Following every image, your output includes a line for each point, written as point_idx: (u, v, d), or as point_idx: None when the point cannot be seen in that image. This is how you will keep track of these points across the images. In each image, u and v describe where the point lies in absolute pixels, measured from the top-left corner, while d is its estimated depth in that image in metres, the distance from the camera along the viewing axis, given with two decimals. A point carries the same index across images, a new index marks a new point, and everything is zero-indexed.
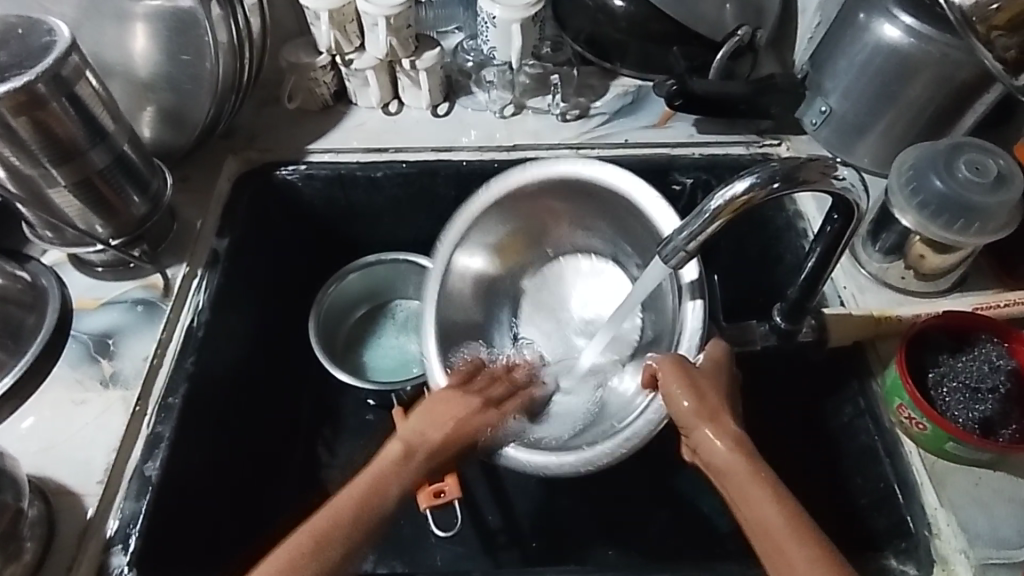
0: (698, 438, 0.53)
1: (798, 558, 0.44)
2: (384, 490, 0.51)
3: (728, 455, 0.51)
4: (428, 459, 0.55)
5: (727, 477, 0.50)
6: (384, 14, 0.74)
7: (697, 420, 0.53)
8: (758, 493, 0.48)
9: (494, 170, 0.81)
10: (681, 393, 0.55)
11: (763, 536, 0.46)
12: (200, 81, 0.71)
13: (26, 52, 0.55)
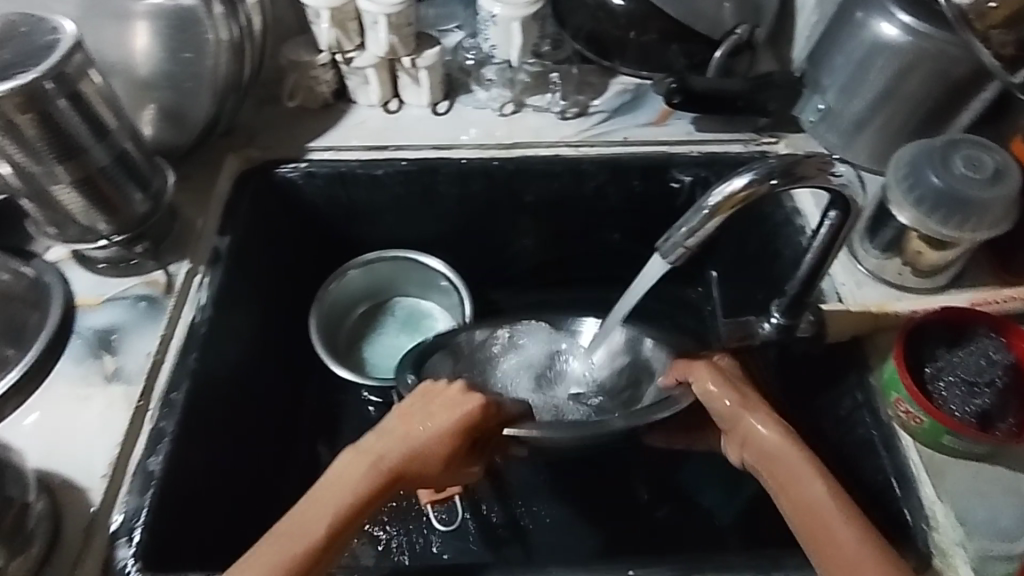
0: (743, 429, 0.55)
1: (845, 534, 0.47)
2: (326, 521, 0.48)
3: (782, 444, 0.53)
4: (379, 478, 0.51)
5: (775, 464, 0.52)
6: (384, 13, 0.75)
7: (743, 412, 0.55)
8: (803, 477, 0.51)
9: (494, 168, 0.82)
10: (718, 387, 0.57)
11: (809, 517, 0.49)
12: (202, 79, 0.71)
13: (31, 50, 0.55)
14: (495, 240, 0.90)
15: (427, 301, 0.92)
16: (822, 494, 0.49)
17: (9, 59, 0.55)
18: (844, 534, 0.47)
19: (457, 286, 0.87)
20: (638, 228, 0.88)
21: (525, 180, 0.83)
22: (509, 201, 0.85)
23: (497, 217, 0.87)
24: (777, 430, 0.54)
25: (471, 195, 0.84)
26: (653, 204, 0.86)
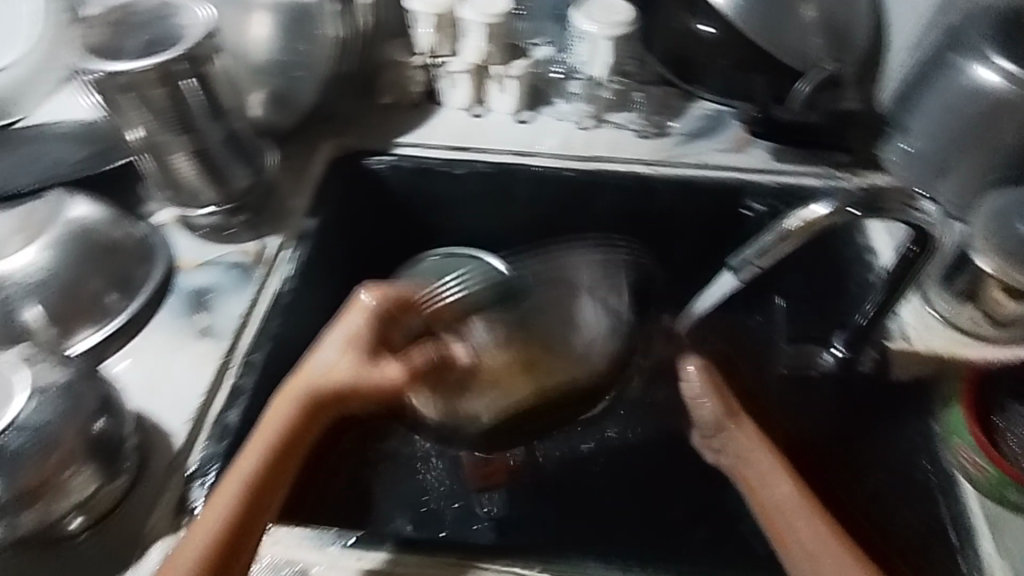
0: (732, 446, 0.58)
1: (815, 538, 0.49)
2: (276, 466, 0.49)
3: (767, 457, 0.56)
4: (303, 408, 0.50)
5: (752, 475, 0.55)
6: (483, 21, 0.79)
7: (723, 420, 0.59)
8: (778, 485, 0.54)
9: (567, 179, 0.85)
10: (706, 402, 0.60)
11: (780, 521, 0.51)
12: (309, 69, 0.76)
13: (168, 32, 0.62)
14: None
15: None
16: (794, 497, 0.52)
17: (151, 38, 0.62)
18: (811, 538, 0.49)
19: None
20: (707, 252, 0.88)
21: (598, 193, 0.85)
22: (579, 211, 0.87)
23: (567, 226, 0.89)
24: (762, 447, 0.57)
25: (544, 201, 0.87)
26: (723, 230, 0.85)
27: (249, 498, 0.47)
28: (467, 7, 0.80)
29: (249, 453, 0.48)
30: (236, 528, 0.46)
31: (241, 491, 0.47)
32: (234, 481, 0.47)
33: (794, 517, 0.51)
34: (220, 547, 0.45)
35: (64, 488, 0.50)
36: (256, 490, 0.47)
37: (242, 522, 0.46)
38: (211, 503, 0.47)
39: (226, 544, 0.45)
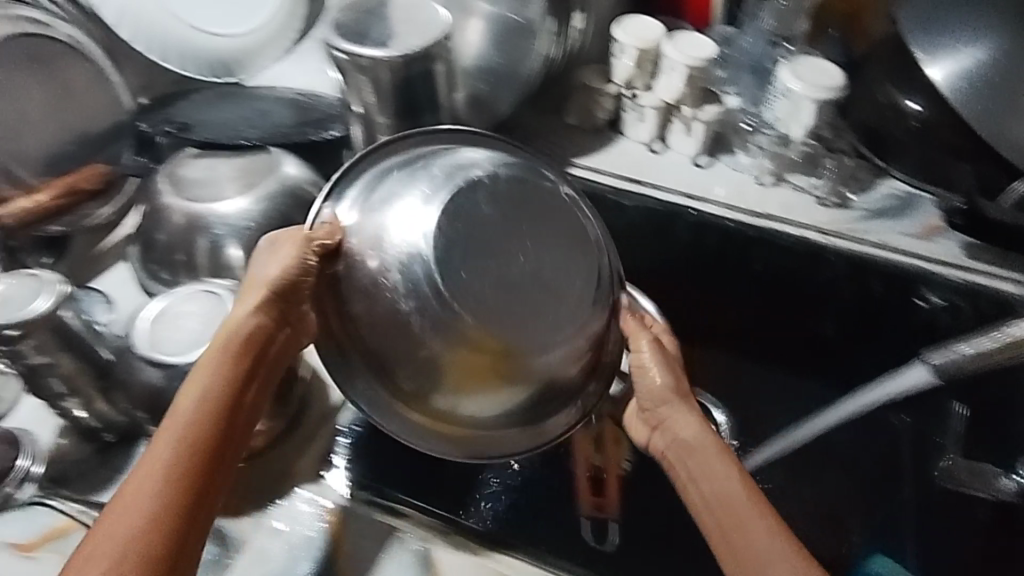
0: (671, 416, 0.62)
1: (756, 525, 0.52)
2: (225, 387, 0.51)
3: (697, 430, 0.60)
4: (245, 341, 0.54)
5: (691, 452, 0.59)
6: (685, 63, 0.80)
7: (672, 405, 0.62)
8: (717, 467, 0.57)
9: (731, 231, 0.83)
10: (654, 371, 0.64)
11: (716, 506, 0.54)
12: (512, 80, 0.80)
13: (408, 23, 0.69)
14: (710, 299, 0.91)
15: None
16: (736, 494, 0.54)
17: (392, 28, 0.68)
18: (755, 529, 0.52)
19: None
20: (867, 335, 0.84)
21: (761, 251, 0.84)
22: (736, 267, 0.86)
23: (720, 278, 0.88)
24: (696, 423, 0.61)
25: (701, 247, 0.86)
26: (888, 317, 0.81)
27: (217, 413, 0.50)
28: (673, 45, 0.81)
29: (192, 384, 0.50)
30: (201, 449, 0.48)
31: (207, 405, 0.50)
32: (200, 402, 0.50)
33: (737, 518, 0.52)
34: (185, 462, 0.47)
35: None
36: (219, 409, 0.50)
37: (208, 438, 0.49)
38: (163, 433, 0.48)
39: (194, 461, 0.47)
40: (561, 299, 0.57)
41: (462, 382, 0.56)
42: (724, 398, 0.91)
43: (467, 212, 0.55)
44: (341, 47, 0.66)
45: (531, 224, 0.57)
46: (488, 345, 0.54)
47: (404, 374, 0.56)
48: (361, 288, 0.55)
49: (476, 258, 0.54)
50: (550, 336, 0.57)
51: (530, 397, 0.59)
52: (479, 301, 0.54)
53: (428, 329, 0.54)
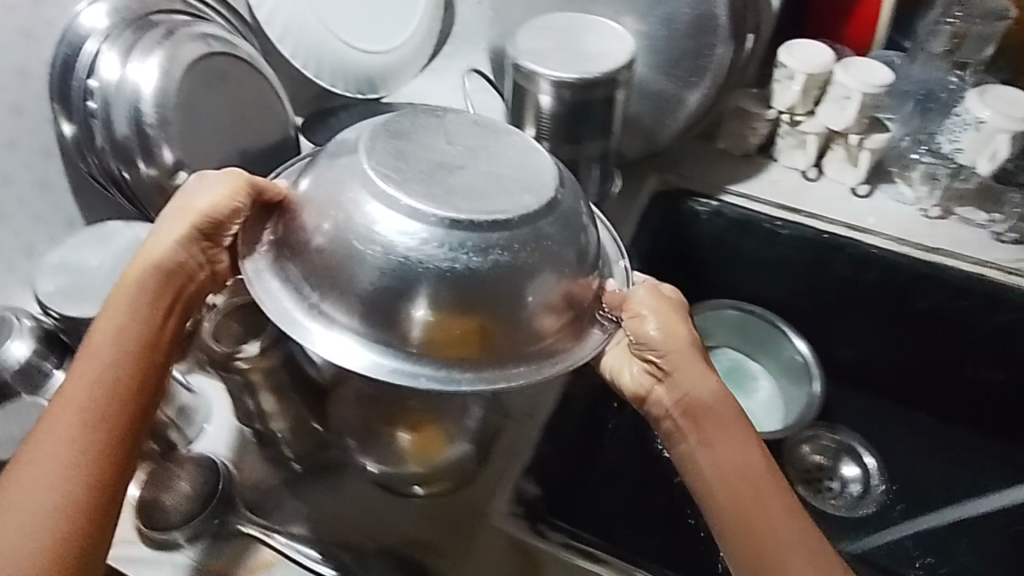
0: (680, 370, 0.52)
1: (771, 502, 0.49)
2: (145, 328, 0.49)
3: (714, 391, 0.51)
4: (166, 284, 0.51)
5: (704, 414, 0.51)
6: (861, 91, 0.77)
7: (690, 361, 0.52)
8: (733, 434, 0.50)
9: (899, 266, 0.79)
10: (653, 320, 0.52)
11: (728, 478, 0.49)
12: (676, 105, 0.77)
13: (593, 43, 0.66)
14: (857, 338, 0.86)
15: (754, 362, 0.92)
16: (764, 469, 0.50)
17: (572, 50, 0.65)
18: (771, 503, 0.49)
19: (812, 369, 0.84)
20: None
21: (928, 289, 0.79)
22: (898, 304, 0.82)
23: (877, 315, 0.83)
24: (706, 378, 0.52)
25: (860, 282, 0.82)
26: None
27: (125, 354, 0.48)
28: (846, 70, 0.78)
29: (105, 328, 0.49)
30: (114, 392, 0.47)
31: (118, 347, 0.48)
32: (99, 342, 0.48)
33: (762, 496, 0.49)
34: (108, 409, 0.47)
35: (443, 451, 0.56)
36: (122, 348, 0.48)
37: (129, 386, 0.48)
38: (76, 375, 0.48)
39: (89, 403, 0.46)
40: (519, 228, 0.48)
41: (417, 322, 0.47)
42: (863, 434, 0.89)
43: (404, 154, 0.50)
44: (527, 68, 0.65)
45: (473, 173, 0.50)
46: (462, 293, 0.47)
47: (362, 320, 0.47)
48: (310, 230, 0.50)
49: (430, 192, 0.48)
50: (501, 263, 0.47)
51: (497, 341, 0.48)
52: (449, 237, 0.47)
53: (368, 261, 0.47)
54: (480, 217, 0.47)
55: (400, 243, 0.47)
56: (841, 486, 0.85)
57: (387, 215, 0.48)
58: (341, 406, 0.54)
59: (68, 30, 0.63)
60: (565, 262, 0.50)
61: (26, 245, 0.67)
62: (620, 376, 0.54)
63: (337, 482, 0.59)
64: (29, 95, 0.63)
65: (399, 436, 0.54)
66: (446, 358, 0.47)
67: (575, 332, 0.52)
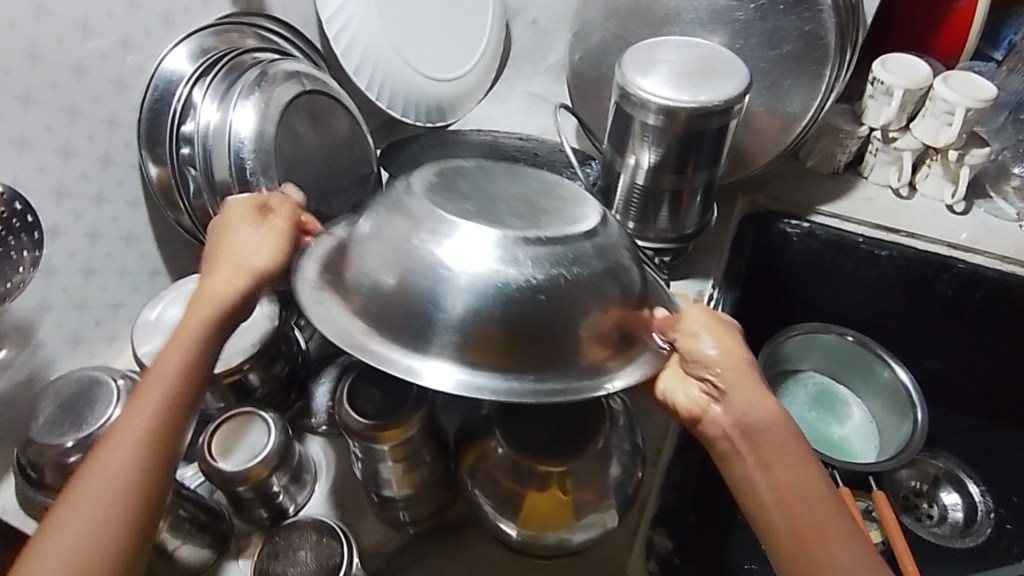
0: (736, 388, 0.43)
1: (839, 544, 0.38)
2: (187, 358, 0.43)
3: (773, 411, 0.43)
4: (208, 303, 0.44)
5: (763, 435, 0.42)
6: (966, 105, 0.73)
7: (740, 377, 0.44)
8: (794, 459, 0.41)
9: (1009, 286, 0.77)
10: (708, 337, 0.46)
11: (787, 506, 0.39)
12: (775, 126, 0.75)
13: (708, 69, 0.63)
14: (959, 357, 0.84)
15: (841, 386, 0.88)
16: (823, 497, 0.40)
17: (683, 74, 0.62)
18: (837, 541, 0.38)
19: (912, 396, 0.80)
20: None
21: None
22: (1005, 324, 0.79)
23: (980, 334, 0.81)
24: (765, 398, 0.43)
25: (967, 303, 0.79)
26: None
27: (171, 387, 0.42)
28: (946, 85, 0.74)
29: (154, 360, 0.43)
30: (162, 422, 0.41)
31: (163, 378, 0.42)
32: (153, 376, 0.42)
33: (820, 526, 0.38)
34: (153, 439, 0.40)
35: (567, 521, 0.50)
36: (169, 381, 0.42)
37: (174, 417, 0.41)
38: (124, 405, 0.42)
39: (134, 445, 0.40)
40: (565, 240, 0.44)
41: (456, 334, 0.42)
42: (966, 460, 0.86)
43: (451, 189, 0.47)
44: (639, 95, 0.61)
45: (522, 206, 0.47)
46: (518, 299, 0.42)
47: (400, 338, 0.42)
48: (366, 266, 0.44)
49: (479, 215, 0.45)
50: (554, 276, 0.43)
51: (550, 355, 0.43)
52: (505, 250, 0.43)
53: (411, 275, 0.43)
54: (530, 234, 0.43)
55: (446, 253, 0.43)
56: (941, 513, 0.82)
57: (437, 231, 0.44)
58: (486, 467, 0.51)
59: (154, 74, 0.61)
60: (616, 283, 0.46)
61: (113, 299, 0.63)
62: (674, 397, 0.47)
63: (465, 542, 0.56)
64: (119, 144, 0.60)
65: (526, 492, 0.50)
66: (497, 373, 0.42)
67: (626, 353, 0.46)
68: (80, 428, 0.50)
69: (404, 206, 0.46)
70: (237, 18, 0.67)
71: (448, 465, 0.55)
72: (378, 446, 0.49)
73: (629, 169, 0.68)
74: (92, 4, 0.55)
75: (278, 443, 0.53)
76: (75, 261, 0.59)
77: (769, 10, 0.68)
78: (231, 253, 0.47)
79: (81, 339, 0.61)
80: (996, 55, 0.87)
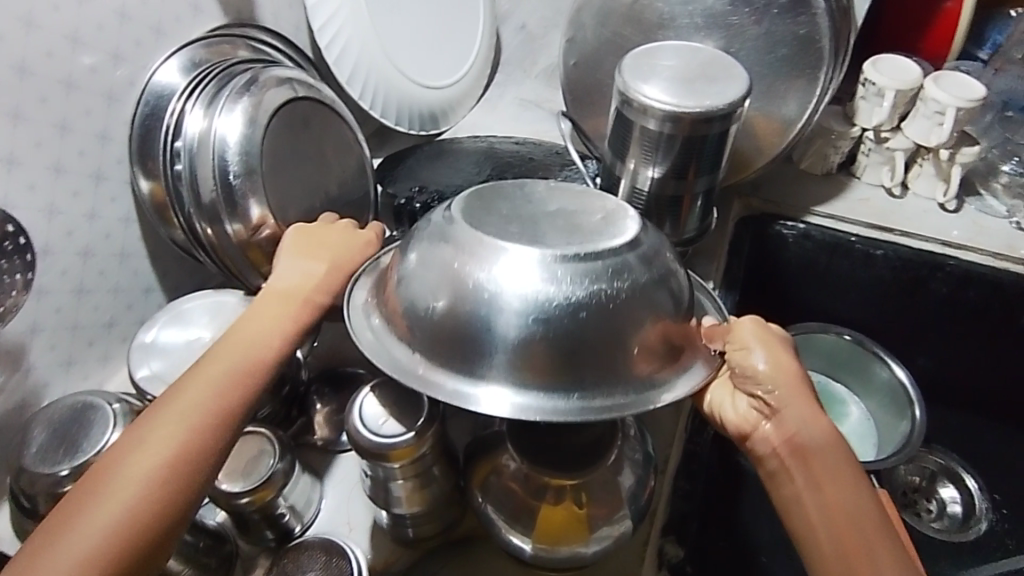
0: (790, 405, 0.46)
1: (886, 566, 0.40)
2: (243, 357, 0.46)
3: (825, 433, 0.46)
4: (274, 317, 0.48)
5: (816, 454, 0.44)
6: (956, 105, 0.74)
7: (792, 396, 0.46)
8: (845, 482, 0.43)
9: (1001, 283, 0.78)
10: (760, 352, 0.48)
11: (837, 526, 0.42)
12: (770, 129, 0.75)
13: (707, 75, 0.63)
14: (954, 354, 0.85)
15: (838, 384, 0.89)
16: (872, 518, 0.42)
17: (682, 80, 0.62)
18: (882, 559, 0.41)
19: (910, 394, 0.80)
20: None
21: None
22: (998, 321, 0.80)
23: (973, 331, 0.82)
24: (817, 420, 0.46)
25: (961, 300, 0.80)
26: None
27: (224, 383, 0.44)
28: (937, 85, 0.75)
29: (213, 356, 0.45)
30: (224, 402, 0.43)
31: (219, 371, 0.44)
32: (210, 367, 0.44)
33: (867, 546, 0.41)
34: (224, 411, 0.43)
35: (581, 535, 0.49)
36: (225, 376, 0.44)
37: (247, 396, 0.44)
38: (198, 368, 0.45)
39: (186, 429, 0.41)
40: (608, 253, 0.44)
41: (516, 359, 0.42)
42: (962, 455, 0.87)
43: (491, 211, 0.47)
44: (640, 101, 0.61)
45: (561, 224, 0.47)
46: (569, 324, 0.43)
47: (461, 367, 0.43)
48: (421, 295, 0.45)
49: (520, 235, 0.45)
50: (601, 293, 0.43)
51: (602, 370, 0.43)
52: (548, 271, 0.43)
53: (463, 302, 0.43)
54: (574, 250, 0.43)
55: (495, 275, 0.43)
56: (940, 507, 0.84)
57: (482, 254, 0.44)
58: (500, 481, 0.50)
59: (145, 87, 0.59)
60: (659, 296, 0.45)
61: (106, 318, 0.62)
62: (723, 412, 0.49)
63: (477, 557, 0.56)
64: (110, 160, 0.58)
65: (541, 506, 0.49)
66: (550, 393, 0.42)
67: (674, 367, 0.46)
68: (74, 456, 0.48)
69: (454, 230, 0.46)
70: (228, 30, 0.66)
71: (458, 481, 0.54)
72: (388, 464, 0.48)
73: (630, 174, 0.68)
74: (80, 17, 0.53)
75: (284, 462, 0.52)
76: (66, 281, 0.57)
77: (764, 13, 0.68)
78: (309, 273, 0.52)
79: (74, 360, 0.59)
80: (981, 55, 0.89)
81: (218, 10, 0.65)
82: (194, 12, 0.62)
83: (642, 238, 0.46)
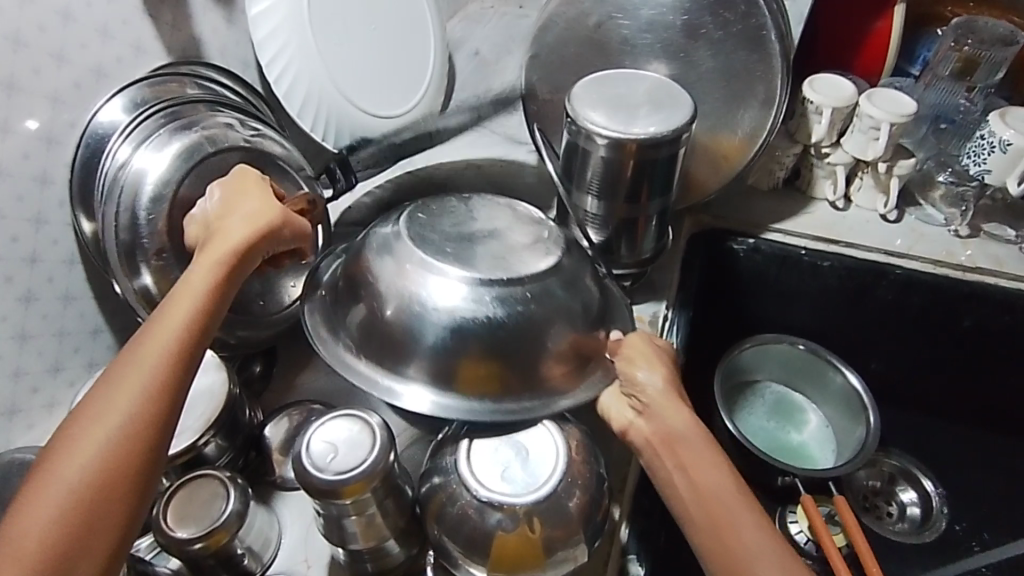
0: (659, 403, 0.49)
1: (749, 528, 0.41)
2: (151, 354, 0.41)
3: (690, 420, 0.47)
4: (180, 303, 0.44)
5: (680, 441, 0.46)
6: (890, 121, 0.77)
7: (661, 396, 0.49)
8: (710, 461, 0.44)
9: (942, 288, 0.81)
10: (641, 364, 0.52)
11: (703, 503, 0.43)
12: (718, 149, 0.77)
13: (652, 102, 0.65)
14: (904, 357, 0.87)
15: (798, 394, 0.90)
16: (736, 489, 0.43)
17: (624, 107, 0.64)
18: (747, 527, 0.41)
19: (864, 399, 0.82)
20: None
21: (968, 306, 0.81)
22: (942, 325, 0.83)
23: (920, 335, 0.85)
24: (686, 412, 0.48)
25: (907, 305, 0.83)
26: None
27: (132, 384, 0.40)
28: (871, 102, 0.78)
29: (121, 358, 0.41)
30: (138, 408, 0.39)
31: (124, 372, 0.40)
32: (116, 370, 0.41)
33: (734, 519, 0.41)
34: (128, 453, 0.38)
35: (535, 561, 0.49)
36: (132, 376, 0.40)
37: (167, 401, 0.41)
38: (90, 405, 0.40)
39: (97, 443, 0.38)
40: (530, 281, 0.53)
41: (444, 366, 0.52)
42: (918, 457, 0.89)
43: (434, 229, 0.56)
44: (586, 129, 0.63)
45: (489, 244, 0.55)
46: (489, 337, 0.52)
47: (394, 365, 0.53)
48: (370, 305, 0.53)
49: (455, 257, 0.53)
50: (519, 312, 0.52)
51: (517, 377, 0.53)
52: (471, 291, 0.52)
53: (404, 313, 0.52)
54: (496, 274, 0.52)
55: (430, 292, 0.52)
56: (900, 510, 0.85)
57: (421, 271, 0.53)
58: (454, 511, 0.50)
59: (87, 128, 0.59)
60: (575, 312, 0.55)
61: (50, 364, 0.60)
62: (610, 413, 0.53)
63: None
64: (51, 203, 0.58)
65: (494, 533, 0.49)
66: (474, 395, 0.53)
67: (584, 373, 0.55)
68: None
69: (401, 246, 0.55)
70: (176, 68, 0.65)
71: (414, 512, 0.54)
72: (340, 501, 0.48)
73: (581, 199, 0.69)
74: (16, 63, 0.53)
75: (236, 504, 0.52)
76: (7, 327, 0.56)
77: (701, 41, 0.71)
78: (220, 253, 0.48)
79: (17, 409, 0.58)
80: (913, 71, 0.93)
81: (162, 49, 0.65)
82: (136, 54, 0.62)
83: (565, 262, 0.56)
